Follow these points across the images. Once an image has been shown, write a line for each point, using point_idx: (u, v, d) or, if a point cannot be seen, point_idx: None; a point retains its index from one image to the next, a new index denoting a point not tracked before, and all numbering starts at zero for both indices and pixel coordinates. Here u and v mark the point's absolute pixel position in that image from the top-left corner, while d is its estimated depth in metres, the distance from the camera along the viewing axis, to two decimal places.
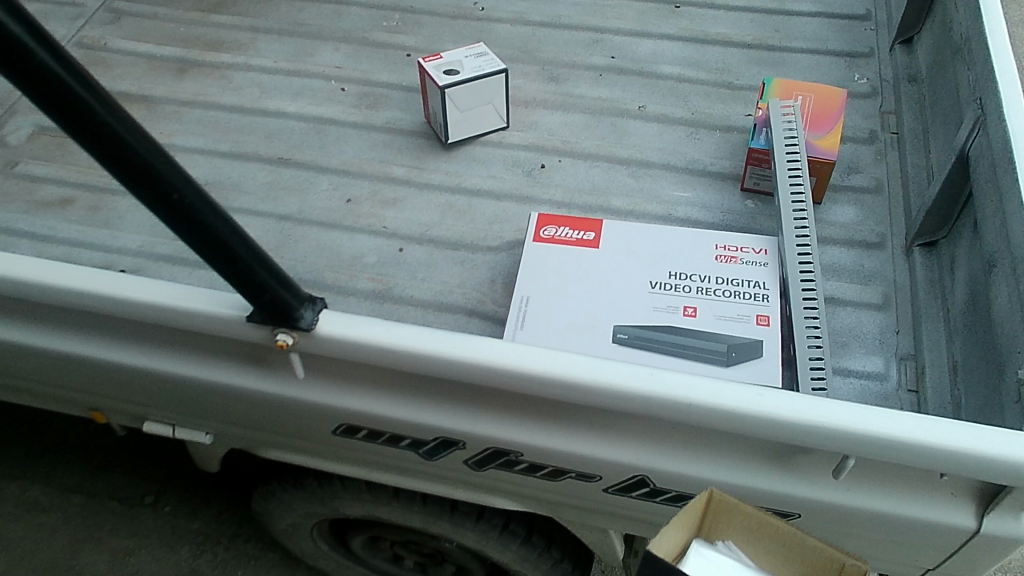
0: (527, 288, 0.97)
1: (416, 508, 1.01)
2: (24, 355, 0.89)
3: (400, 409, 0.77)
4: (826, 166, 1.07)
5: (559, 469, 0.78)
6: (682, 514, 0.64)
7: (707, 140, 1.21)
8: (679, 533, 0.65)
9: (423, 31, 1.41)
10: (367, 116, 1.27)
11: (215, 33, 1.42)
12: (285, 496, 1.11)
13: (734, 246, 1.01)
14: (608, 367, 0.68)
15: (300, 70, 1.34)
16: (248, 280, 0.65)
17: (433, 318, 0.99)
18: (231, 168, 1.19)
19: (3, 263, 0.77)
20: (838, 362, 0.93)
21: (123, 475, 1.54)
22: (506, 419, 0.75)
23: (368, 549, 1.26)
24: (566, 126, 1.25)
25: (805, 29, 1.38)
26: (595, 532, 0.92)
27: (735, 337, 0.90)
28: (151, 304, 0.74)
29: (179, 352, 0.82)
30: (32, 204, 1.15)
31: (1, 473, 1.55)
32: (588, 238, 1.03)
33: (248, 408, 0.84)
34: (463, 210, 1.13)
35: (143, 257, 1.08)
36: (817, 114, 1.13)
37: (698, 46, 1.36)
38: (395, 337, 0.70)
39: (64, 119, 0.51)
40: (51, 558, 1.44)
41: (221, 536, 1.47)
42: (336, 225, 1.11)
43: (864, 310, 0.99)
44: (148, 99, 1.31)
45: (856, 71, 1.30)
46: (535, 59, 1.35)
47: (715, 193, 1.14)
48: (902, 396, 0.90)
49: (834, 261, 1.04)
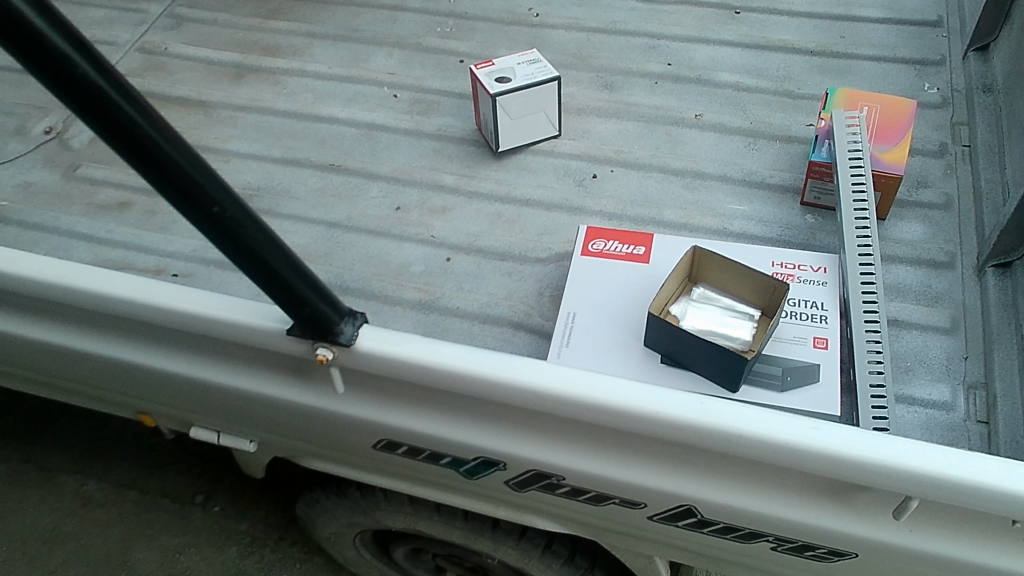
0: (573, 304, 0.95)
1: (458, 523, 1.00)
2: (77, 361, 0.90)
3: (441, 426, 0.76)
4: (892, 181, 1.02)
5: (602, 494, 0.75)
6: (677, 271, 0.91)
7: (766, 152, 1.17)
8: (677, 281, 0.91)
9: (476, 37, 1.40)
10: (419, 122, 1.26)
11: (272, 38, 1.43)
12: (328, 505, 1.10)
13: (792, 264, 0.98)
14: (655, 394, 0.65)
15: (353, 76, 1.35)
16: (288, 294, 0.64)
17: (478, 330, 0.97)
18: (284, 174, 1.19)
19: (56, 270, 0.78)
20: (901, 390, 0.88)
21: (176, 473, 1.57)
22: (550, 442, 0.73)
23: (411, 560, 1.25)
24: (619, 135, 1.22)
25: (872, 36, 1.32)
26: (640, 557, 0.89)
27: (791, 361, 0.87)
28: (196, 316, 0.74)
29: (224, 362, 0.82)
30: (91, 208, 1.17)
31: (61, 467, 1.59)
32: (638, 253, 1.00)
33: (289, 419, 0.84)
34: (512, 220, 1.11)
35: (195, 261, 1.09)
36: (883, 125, 1.08)
37: (760, 53, 1.32)
38: (436, 356, 0.69)
39: (109, 134, 0.50)
40: (104, 553, 1.46)
41: (268, 538, 1.48)
42: (384, 233, 1.10)
43: (930, 334, 0.93)
44: (205, 103, 1.32)
45: (926, 80, 1.24)
46: (589, 66, 1.33)
47: (774, 207, 1.10)
48: (969, 427, 0.84)
49: (899, 280, 0.99)
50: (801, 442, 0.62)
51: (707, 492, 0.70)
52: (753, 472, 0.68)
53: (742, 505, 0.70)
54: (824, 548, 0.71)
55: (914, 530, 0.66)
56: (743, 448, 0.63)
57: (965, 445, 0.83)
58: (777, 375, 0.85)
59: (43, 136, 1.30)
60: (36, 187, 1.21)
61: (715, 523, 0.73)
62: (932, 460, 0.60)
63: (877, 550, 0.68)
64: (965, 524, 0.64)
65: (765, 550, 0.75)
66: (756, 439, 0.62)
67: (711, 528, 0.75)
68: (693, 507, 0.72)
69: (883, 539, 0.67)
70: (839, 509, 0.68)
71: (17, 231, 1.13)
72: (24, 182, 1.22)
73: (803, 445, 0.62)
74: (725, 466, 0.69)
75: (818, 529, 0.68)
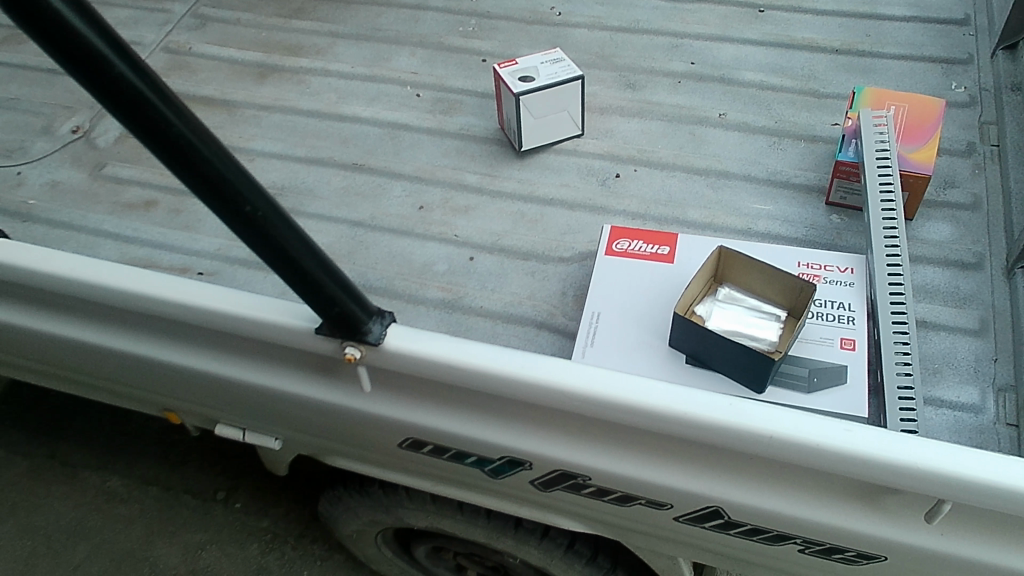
0: (597, 303, 0.95)
1: (481, 522, 1.00)
2: (106, 359, 0.91)
3: (467, 425, 0.76)
4: (920, 180, 1.01)
5: (628, 495, 0.75)
6: (702, 270, 0.90)
7: (790, 151, 1.16)
8: (701, 281, 0.91)
9: (499, 37, 1.40)
10: (441, 122, 1.27)
11: (295, 38, 1.44)
12: (351, 502, 1.11)
13: (818, 265, 0.97)
14: (683, 394, 0.65)
15: (376, 75, 1.35)
16: (317, 292, 0.64)
17: (501, 329, 0.97)
18: (307, 173, 1.20)
19: (88, 267, 0.79)
20: (929, 391, 0.87)
21: (199, 469, 1.58)
22: (575, 442, 0.73)
23: (433, 558, 1.25)
24: (642, 134, 1.21)
25: (898, 34, 1.31)
26: (663, 558, 0.89)
27: (817, 362, 0.86)
28: (224, 314, 0.74)
29: (252, 360, 0.82)
30: (118, 206, 1.19)
31: (85, 463, 1.60)
32: (662, 253, 1.00)
33: (315, 417, 0.84)
34: (535, 220, 1.11)
35: (220, 259, 1.10)
36: (911, 125, 1.07)
37: (784, 51, 1.31)
38: (464, 355, 0.69)
39: (143, 132, 0.51)
40: (127, 548, 1.48)
41: (289, 535, 1.49)
42: (408, 232, 1.10)
43: (958, 336, 0.92)
44: (229, 103, 1.33)
45: (953, 78, 1.23)
46: (612, 65, 1.32)
47: (799, 207, 1.09)
48: (999, 430, 0.83)
49: (926, 281, 0.98)
50: (831, 444, 0.61)
51: (733, 493, 0.70)
52: (781, 473, 0.68)
53: (769, 506, 0.69)
54: (853, 551, 0.70)
55: (947, 534, 0.66)
56: (773, 449, 0.63)
57: (995, 448, 0.82)
58: (803, 377, 0.85)
59: (69, 135, 1.31)
60: (63, 186, 1.22)
61: (742, 524, 0.73)
62: (964, 463, 0.59)
63: (906, 553, 0.68)
64: (996, 527, 0.64)
65: (792, 552, 0.75)
66: (787, 441, 0.62)
67: (737, 530, 0.74)
68: (720, 509, 0.72)
69: (913, 543, 0.66)
70: (869, 511, 0.67)
71: (45, 229, 1.14)
72: (51, 181, 1.23)
73: (833, 447, 0.61)
74: (752, 467, 0.68)
75: (848, 531, 0.68)
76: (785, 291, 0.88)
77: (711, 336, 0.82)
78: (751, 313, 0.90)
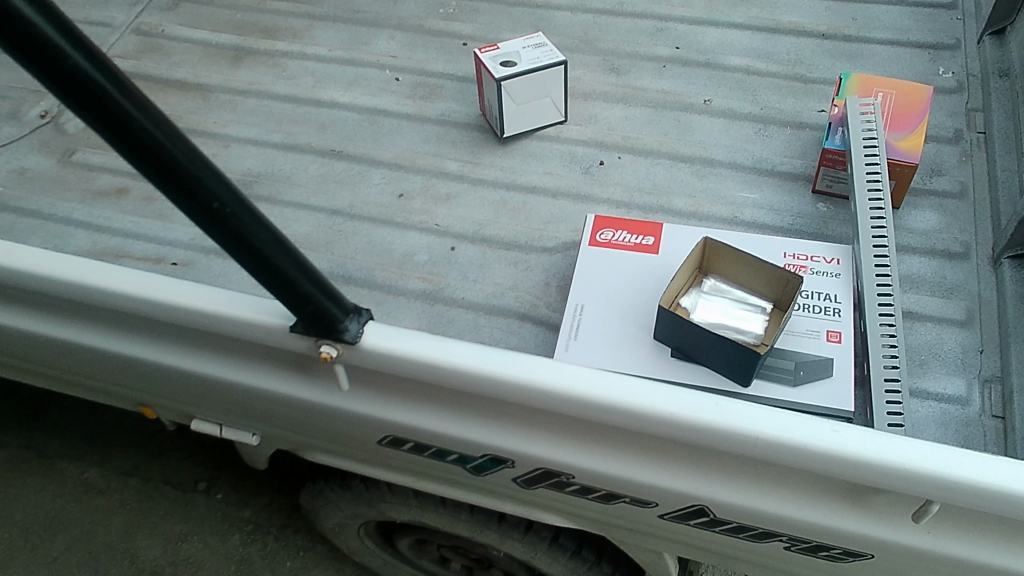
0: (581, 296, 0.93)
1: (464, 516, 0.98)
2: (78, 355, 0.88)
3: (447, 424, 0.74)
4: (908, 170, 1.00)
5: (613, 493, 0.74)
6: (687, 261, 0.88)
7: (776, 138, 1.15)
8: (687, 272, 0.89)
9: (480, 19, 1.37)
10: (421, 107, 1.24)
11: (271, 19, 1.40)
12: (332, 496, 1.09)
13: (804, 255, 0.96)
14: (669, 394, 0.63)
15: (355, 59, 1.32)
16: (291, 291, 0.62)
17: (484, 321, 0.95)
18: (285, 160, 1.17)
19: (56, 262, 0.76)
20: (915, 383, 0.87)
21: (179, 460, 1.56)
22: (559, 441, 0.71)
23: (416, 550, 1.23)
24: (626, 120, 1.19)
25: (884, 18, 1.29)
26: (649, 553, 0.88)
27: (803, 354, 0.85)
28: (197, 311, 0.72)
29: (227, 357, 0.80)
30: (89, 193, 1.15)
31: (61, 455, 1.57)
32: (647, 243, 0.98)
33: (292, 413, 0.82)
34: (518, 208, 1.09)
35: (195, 249, 1.07)
36: (898, 112, 1.06)
37: (770, 36, 1.29)
38: (445, 354, 0.67)
39: (104, 127, 0.48)
40: (106, 541, 1.45)
41: (271, 526, 1.47)
42: (388, 221, 1.08)
43: (945, 327, 0.92)
44: (203, 87, 1.29)
45: (940, 64, 1.22)
46: (595, 49, 1.30)
47: (785, 195, 1.08)
48: (985, 422, 0.83)
49: (913, 271, 0.97)
50: (818, 445, 0.60)
51: (718, 492, 0.69)
52: (768, 473, 0.67)
53: (756, 505, 0.68)
54: (840, 549, 0.69)
55: (934, 533, 0.65)
56: (759, 450, 0.62)
57: (981, 440, 0.81)
58: (789, 370, 0.84)
59: (38, 120, 1.27)
60: (32, 173, 1.19)
61: (728, 522, 0.72)
62: (953, 465, 0.58)
63: (894, 552, 0.67)
64: (983, 526, 0.63)
65: (778, 549, 0.74)
66: (773, 441, 0.61)
67: (723, 527, 0.73)
68: (705, 507, 0.71)
69: (900, 541, 0.66)
70: (855, 510, 0.66)
71: (13, 218, 1.11)
72: (19, 168, 1.19)
73: (821, 448, 0.60)
74: (738, 466, 0.67)
75: (836, 530, 0.67)
76: (772, 283, 0.87)
77: (695, 331, 0.81)
78: (737, 306, 0.88)
